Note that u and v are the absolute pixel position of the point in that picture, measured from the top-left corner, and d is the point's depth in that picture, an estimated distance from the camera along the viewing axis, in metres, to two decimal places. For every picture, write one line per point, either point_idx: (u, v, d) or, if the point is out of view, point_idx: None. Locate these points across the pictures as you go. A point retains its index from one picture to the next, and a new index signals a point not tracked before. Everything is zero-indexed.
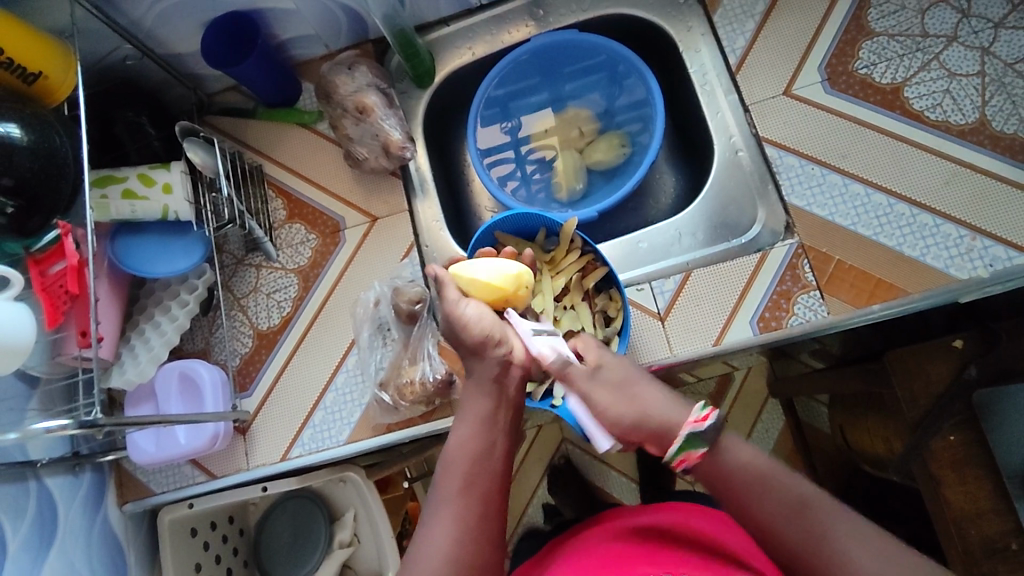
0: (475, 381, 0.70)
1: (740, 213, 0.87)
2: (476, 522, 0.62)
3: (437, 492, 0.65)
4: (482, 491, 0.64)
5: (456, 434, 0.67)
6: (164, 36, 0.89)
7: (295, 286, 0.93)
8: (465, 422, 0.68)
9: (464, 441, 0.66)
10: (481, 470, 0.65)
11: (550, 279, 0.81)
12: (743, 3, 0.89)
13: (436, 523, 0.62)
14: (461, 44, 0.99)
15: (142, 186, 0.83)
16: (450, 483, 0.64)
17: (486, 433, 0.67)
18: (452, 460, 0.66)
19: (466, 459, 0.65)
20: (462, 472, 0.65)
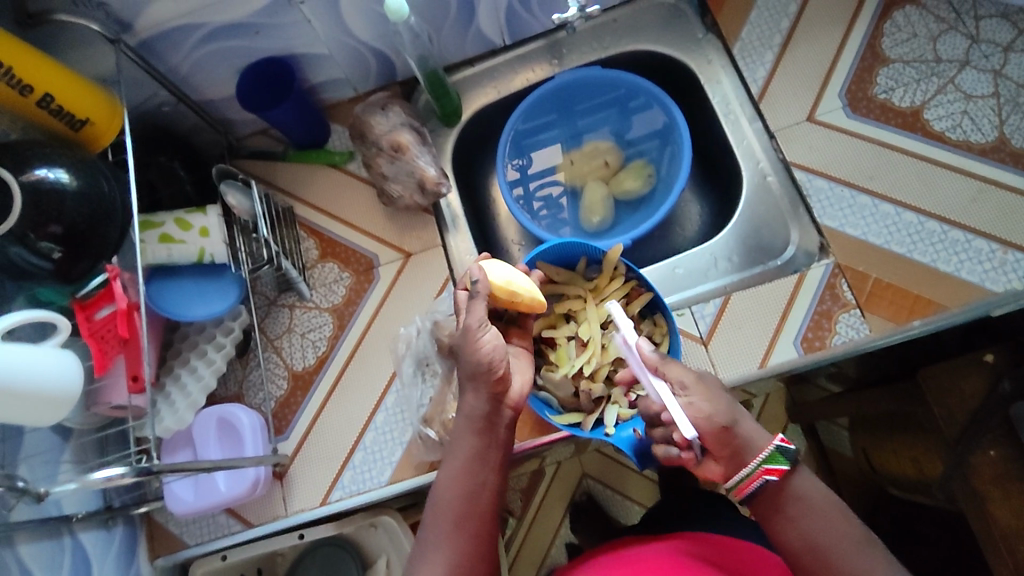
0: (466, 421, 0.68)
1: (773, 235, 0.87)
2: (468, 563, 0.63)
3: (430, 532, 0.65)
4: (474, 530, 0.64)
5: (444, 475, 0.66)
6: (199, 83, 0.90)
7: (330, 325, 0.92)
8: (453, 463, 0.67)
9: (453, 483, 0.66)
10: (472, 509, 0.65)
11: (595, 306, 0.79)
12: (761, 36, 0.92)
13: (428, 566, 0.63)
14: (486, 83, 1.02)
15: (179, 229, 0.84)
16: (443, 523, 0.64)
17: (474, 468, 0.66)
18: (441, 502, 0.65)
19: (456, 501, 0.65)
20: (451, 512, 0.64)
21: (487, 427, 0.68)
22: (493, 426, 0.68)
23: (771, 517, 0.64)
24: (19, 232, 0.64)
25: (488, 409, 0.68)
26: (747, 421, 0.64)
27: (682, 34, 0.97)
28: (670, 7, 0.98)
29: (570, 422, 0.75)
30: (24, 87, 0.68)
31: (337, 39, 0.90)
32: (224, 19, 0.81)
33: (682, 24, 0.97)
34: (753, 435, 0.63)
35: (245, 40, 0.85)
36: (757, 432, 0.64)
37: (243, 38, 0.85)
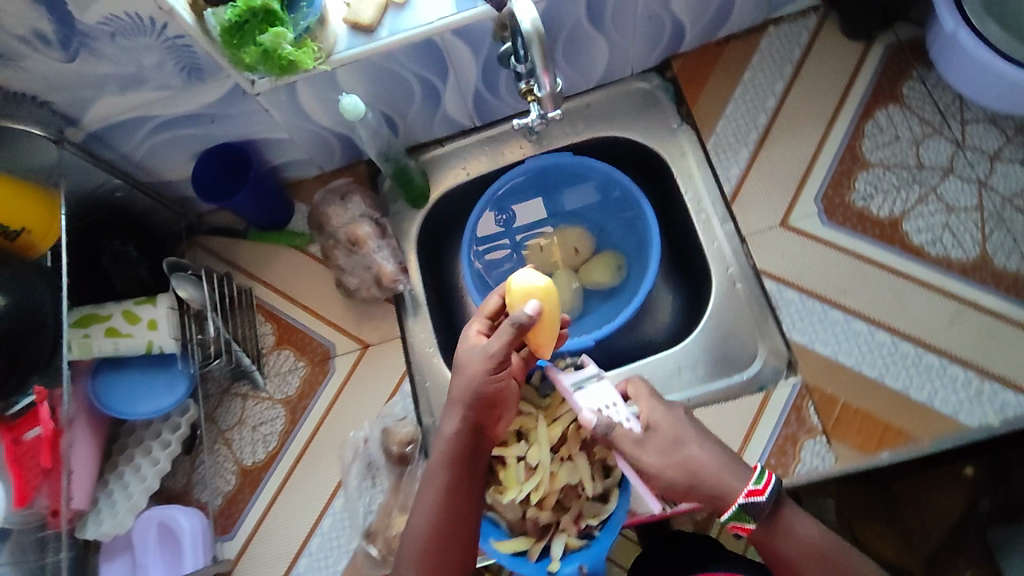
0: (439, 446, 0.66)
1: (741, 347, 0.82)
2: None
3: (401, 568, 0.63)
4: (446, 565, 0.63)
5: (416, 509, 0.64)
6: (154, 166, 0.87)
7: (282, 419, 0.90)
8: (425, 496, 0.65)
9: (424, 514, 0.64)
10: (445, 543, 0.63)
11: (546, 427, 0.75)
12: (737, 132, 0.90)
13: None
14: (455, 163, 0.99)
15: (125, 323, 0.82)
16: (413, 561, 0.62)
17: (452, 499, 0.64)
18: (415, 534, 0.63)
19: (428, 536, 0.63)
20: (422, 549, 0.63)
21: (464, 456, 0.65)
22: (471, 451, 0.66)
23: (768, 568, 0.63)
24: None
25: (466, 434, 0.65)
26: (710, 472, 0.62)
27: (658, 122, 0.94)
28: (645, 93, 0.95)
29: (515, 550, 0.72)
30: None
31: (297, 126, 0.87)
32: (174, 111, 0.77)
33: (657, 112, 0.94)
34: (719, 489, 0.62)
35: (200, 128, 0.81)
36: (722, 484, 0.62)
37: (198, 126, 0.81)
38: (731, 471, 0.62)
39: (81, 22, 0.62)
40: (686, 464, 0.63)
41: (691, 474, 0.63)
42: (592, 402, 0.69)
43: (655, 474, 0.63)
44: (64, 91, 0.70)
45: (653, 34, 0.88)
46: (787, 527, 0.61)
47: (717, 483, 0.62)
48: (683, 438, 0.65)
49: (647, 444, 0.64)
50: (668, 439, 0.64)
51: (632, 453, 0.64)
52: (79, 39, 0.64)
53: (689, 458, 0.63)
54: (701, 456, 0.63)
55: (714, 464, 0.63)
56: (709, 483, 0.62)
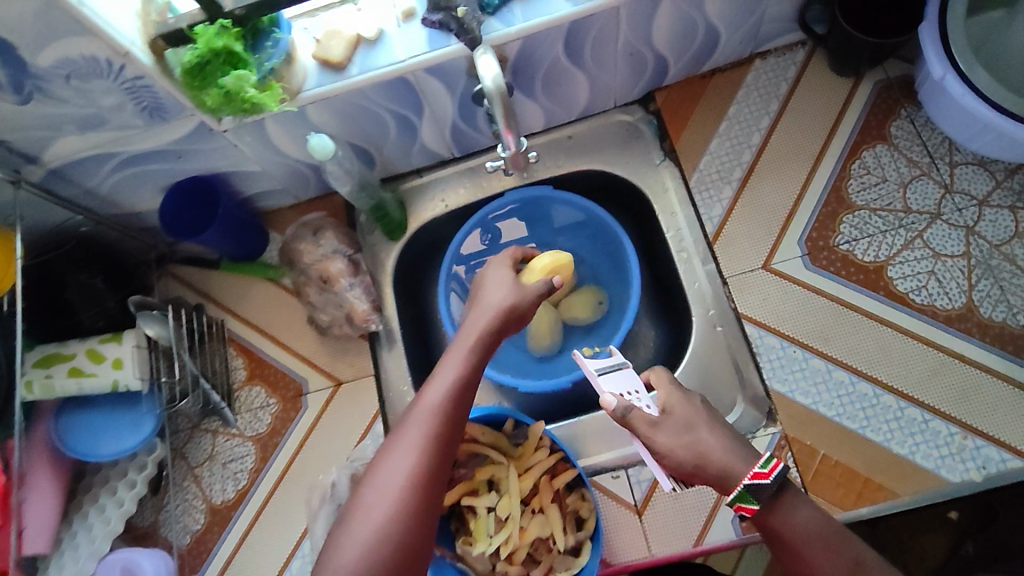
0: (468, 331, 0.65)
1: (719, 394, 0.81)
2: (428, 478, 0.54)
3: (397, 432, 0.57)
4: (444, 448, 0.57)
5: (429, 382, 0.60)
6: (122, 199, 0.85)
7: (252, 457, 0.88)
8: (442, 368, 0.61)
9: (437, 389, 0.59)
10: (451, 422, 0.58)
11: (517, 478, 0.73)
12: (720, 169, 0.88)
13: (390, 461, 0.55)
14: (434, 194, 0.97)
15: (90, 362, 0.80)
16: (415, 429, 0.56)
17: (467, 386, 0.60)
18: (424, 406, 0.58)
19: (438, 408, 0.57)
20: (428, 418, 0.57)
21: (486, 346, 0.64)
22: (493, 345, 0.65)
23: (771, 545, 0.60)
24: None
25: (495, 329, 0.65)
26: (718, 456, 0.61)
27: (640, 156, 0.92)
28: (628, 126, 0.93)
29: None
30: None
31: (268, 158, 0.85)
32: (140, 147, 0.76)
33: (640, 146, 0.92)
34: (728, 470, 0.61)
35: (167, 164, 0.80)
36: (729, 469, 0.60)
37: (165, 162, 0.80)
38: (739, 456, 0.61)
39: (33, 67, 0.60)
40: (694, 445, 0.62)
41: (698, 454, 0.62)
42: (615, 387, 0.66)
43: (664, 454, 0.62)
44: (22, 131, 0.68)
45: (634, 68, 0.86)
46: (788, 507, 0.59)
47: (725, 465, 0.61)
48: (696, 423, 0.64)
49: (660, 427, 0.63)
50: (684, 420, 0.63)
51: (647, 434, 0.63)
52: (34, 82, 0.62)
53: (700, 440, 0.62)
54: (712, 439, 0.62)
55: (721, 448, 0.62)
56: (716, 463, 0.61)
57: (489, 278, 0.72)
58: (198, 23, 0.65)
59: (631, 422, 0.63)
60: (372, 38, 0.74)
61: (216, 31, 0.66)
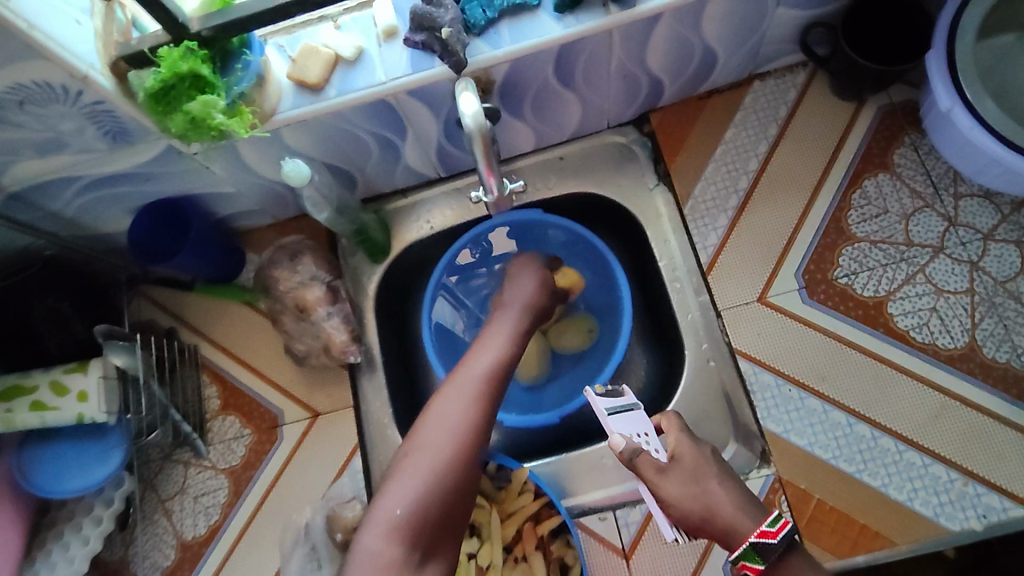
0: (506, 316, 0.77)
1: (712, 432, 0.77)
2: (481, 425, 0.65)
3: (453, 384, 0.68)
4: (492, 404, 0.67)
5: (478, 351, 0.72)
6: (89, 221, 0.82)
7: (225, 491, 0.84)
8: (488, 344, 0.73)
9: (486, 356, 0.71)
10: (498, 382, 0.69)
11: (499, 524, 0.70)
12: (716, 196, 0.84)
13: (450, 405, 0.66)
14: (419, 216, 0.93)
15: (53, 395, 0.76)
16: (467, 383, 0.67)
17: (509, 361, 0.71)
18: (472, 374, 0.68)
19: (488, 371, 0.69)
20: (480, 376, 0.68)
21: (524, 332, 0.76)
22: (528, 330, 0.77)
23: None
24: None
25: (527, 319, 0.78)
26: (726, 510, 0.64)
27: (633, 179, 0.88)
28: (621, 148, 0.89)
29: None
30: None
31: (243, 180, 0.81)
32: (106, 170, 0.73)
33: (633, 169, 0.88)
34: (734, 520, 0.63)
35: (135, 186, 0.77)
36: (734, 525, 0.63)
37: (134, 184, 0.77)
38: (746, 511, 0.64)
39: None
40: (704, 497, 0.65)
41: (705, 506, 0.64)
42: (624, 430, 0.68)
43: (672, 503, 0.64)
44: None
45: (628, 91, 0.82)
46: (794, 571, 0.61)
47: (732, 518, 0.64)
48: (703, 473, 0.67)
49: (669, 474, 0.66)
50: (691, 471, 0.66)
51: (654, 480, 0.65)
52: None
53: (711, 491, 0.65)
54: (720, 493, 0.65)
55: (731, 507, 0.64)
56: (723, 516, 0.64)
57: (518, 275, 0.83)
58: (163, 45, 0.62)
59: (638, 466, 0.65)
60: (351, 58, 0.70)
61: (181, 54, 0.62)
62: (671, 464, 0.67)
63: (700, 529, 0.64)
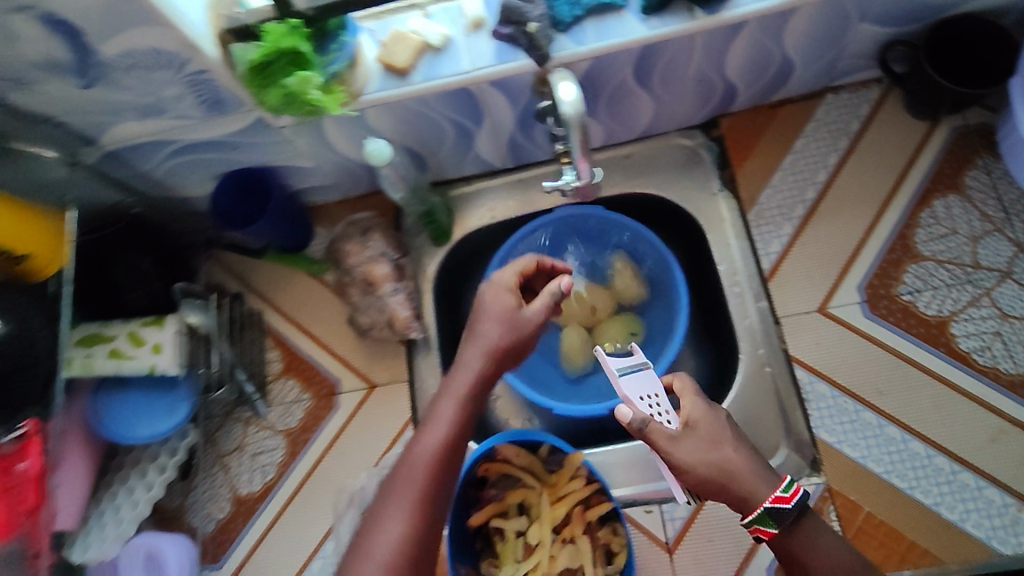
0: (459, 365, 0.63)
1: (766, 436, 0.77)
2: (427, 532, 0.56)
3: (393, 483, 0.58)
4: (439, 501, 0.57)
5: (423, 430, 0.60)
6: (175, 183, 0.85)
7: (281, 451, 0.88)
8: (434, 418, 0.60)
9: (430, 439, 0.59)
10: (447, 470, 0.58)
11: (550, 505, 0.72)
12: (781, 205, 0.85)
13: (388, 514, 0.56)
14: (482, 203, 0.96)
15: (130, 345, 0.80)
16: (411, 478, 0.57)
17: (459, 440, 0.60)
18: (415, 464, 0.58)
19: (432, 459, 0.58)
20: (424, 467, 0.58)
21: (479, 392, 0.62)
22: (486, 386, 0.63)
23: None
24: None
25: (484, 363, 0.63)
26: (744, 476, 0.60)
27: (698, 183, 0.89)
28: (688, 150, 0.91)
29: None
30: None
31: (322, 155, 0.85)
32: (198, 137, 0.77)
33: (699, 172, 0.90)
34: (750, 492, 0.59)
35: (222, 153, 0.81)
36: (753, 489, 0.60)
37: (221, 152, 0.80)
38: (763, 479, 0.60)
39: (99, 54, 0.61)
40: (723, 464, 0.60)
41: (722, 474, 0.60)
42: (633, 391, 0.64)
43: (687, 470, 0.60)
44: (84, 114, 0.69)
45: (702, 94, 0.84)
46: (808, 529, 0.60)
47: (750, 486, 0.59)
48: (721, 438, 0.61)
49: (682, 443, 0.60)
50: (707, 438, 0.61)
51: (667, 446, 0.60)
52: (99, 69, 0.63)
53: (728, 458, 0.60)
54: (738, 460, 0.60)
55: (748, 466, 0.60)
56: (741, 484, 0.59)
57: (488, 298, 0.65)
58: (267, 21, 0.66)
59: (650, 436, 0.60)
60: (438, 45, 0.73)
61: (284, 30, 0.65)
62: (684, 433, 0.61)
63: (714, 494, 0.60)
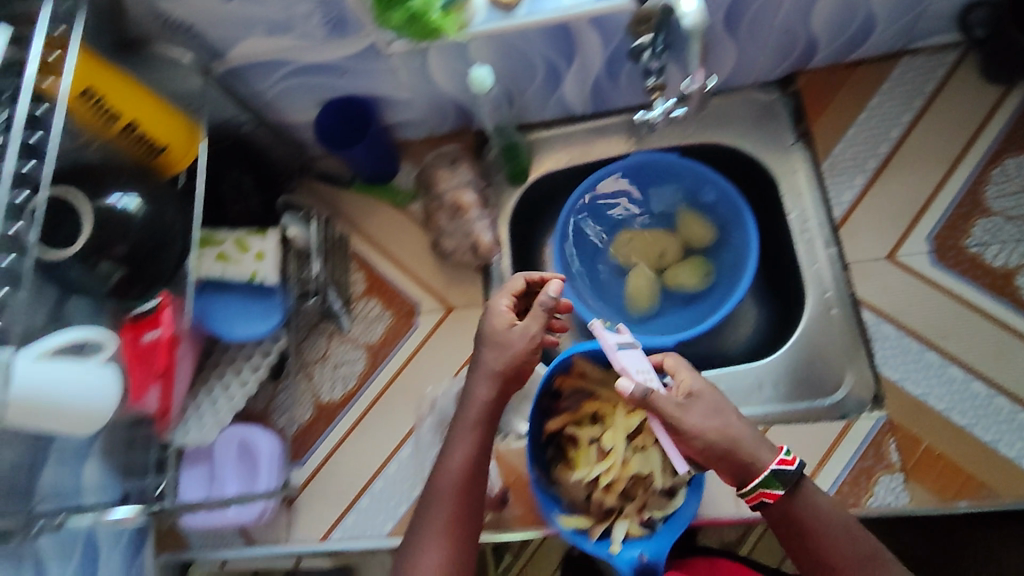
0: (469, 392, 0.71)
1: (827, 372, 0.83)
2: (460, 544, 0.65)
3: (426, 508, 0.67)
4: (469, 516, 0.67)
5: (447, 456, 0.69)
6: (281, 106, 0.91)
7: (362, 363, 0.94)
8: (456, 446, 0.69)
9: (454, 464, 0.68)
10: (471, 489, 0.67)
11: (624, 415, 0.77)
12: (854, 158, 0.88)
13: (426, 544, 0.65)
14: (560, 148, 1.00)
15: (236, 250, 0.87)
16: (442, 502, 0.67)
17: (479, 462, 0.69)
18: (444, 486, 0.67)
19: (458, 483, 0.67)
20: (452, 492, 0.67)
21: (490, 417, 0.70)
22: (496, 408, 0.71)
23: (786, 536, 0.64)
24: (84, 253, 0.64)
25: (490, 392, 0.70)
26: (747, 442, 0.64)
27: (773, 136, 0.93)
28: (764, 105, 0.95)
29: (576, 527, 0.75)
30: (111, 114, 0.67)
31: (420, 88, 0.90)
32: (313, 58, 0.82)
33: (773, 126, 0.94)
34: (752, 458, 0.63)
35: (330, 78, 0.86)
36: (756, 454, 0.64)
37: (330, 77, 0.86)
38: (764, 445, 0.64)
39: None
40: (726, 430, 0.64)
41: (727, 440, 0.64)
42: (633, 364, 0.67)
43: (696, 435, 0.64)
44: (222, 26, 0.75)
45: (784, 47, 0.87)
46: (806, 493, 0.64)
47: (752, 453, 0.64)
48: (723, 408, 0.66)
49: (691, 408, 0.65)
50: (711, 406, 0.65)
51: (675, 414, 0.64)
52: None
53: (731, 425, 0.65)
54: (740, 428, 0.65)
55: (750, 437, 0.64)
56: (744, 449, 0.64)
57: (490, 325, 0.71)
58: None
59: (655, 404, 0.64)
60: None
61: None
62: (691, 401, 0.65)
63: (718, 461, 0.65)
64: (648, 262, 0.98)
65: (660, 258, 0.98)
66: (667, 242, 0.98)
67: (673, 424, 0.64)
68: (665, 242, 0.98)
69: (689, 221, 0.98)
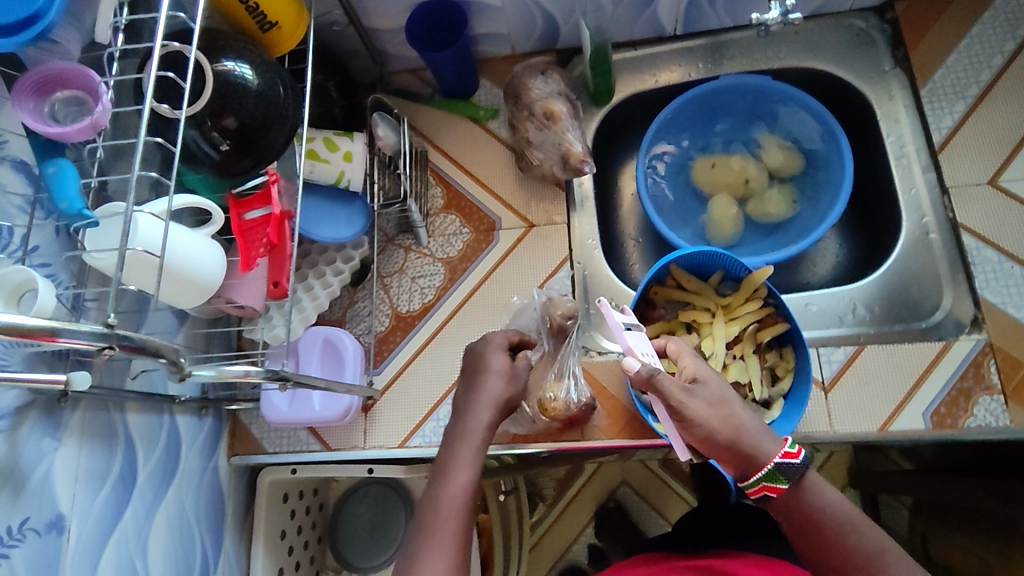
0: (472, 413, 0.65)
1: (924, 295, 0.82)
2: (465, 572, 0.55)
3: (422, 528, 0.57)
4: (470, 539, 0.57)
5: (448, 475, 0.60)
6: (370, 7, 0.89)
7: (440, 276, 0.93)
8: (459, 463, 0.61)
9: (459, 482, 0.59)
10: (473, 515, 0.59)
11: (724, 324, 0.79)
12: (956, 83, 0.86)
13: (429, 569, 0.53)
14: (646, 69, 0.98)
15: (326, 149, 0.84)
16: (446, 525, 0.56)
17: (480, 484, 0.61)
18: (448, 506, 0.58)
19: (464, 501, 0.58)
20: (459, 512, 0.58)
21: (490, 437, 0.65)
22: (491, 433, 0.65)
23: (790, 529, 0.61)
24: (199, 116, 0.62)
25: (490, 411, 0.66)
26: (751, 432, 0.61)
27: (870, 62, 0.91)
28: (860, 31, 0.92)
29: None
30: None
31: None
32: None
33: (871, 51, 0.91)
34: (756, 447, 0.60)
35: None
36: (761, 445, 0.61)
37: None
38: (768, 436, 0.62)
39: None
40: (731, 420, 0.61)
41: (732, 429, 0.61)
42: (639, 345, 0.65)
43: (699, 422, 0.60)
44: None
45: None
46: (812, 484, 0.60)
47: (756, 442, 0.61)
48: (728, 399, 0.63)
49: (696, 395, 0.62)
50: (714, 393, 0.62)
51: (677, 396, 0.61)
52: None
53: (736, 415, 0.62)
54: (745, 418, 0.62)
55: (754, 425, 0.62)
56: (748, 438, 0.61)
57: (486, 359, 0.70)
58: None
59: (659, 383, 0.60)
60: None
61: None
62: (695, 386, 0.63)
63: (723, 450, 0.61)
64: (733, 188, 0.97)
65: (744, 185, 0.96)
66: (754, 170, 0.96)
67: (675, 408, 0.61)
68: (750, 168, 0.96)
69: (776, 148, 0.96)
